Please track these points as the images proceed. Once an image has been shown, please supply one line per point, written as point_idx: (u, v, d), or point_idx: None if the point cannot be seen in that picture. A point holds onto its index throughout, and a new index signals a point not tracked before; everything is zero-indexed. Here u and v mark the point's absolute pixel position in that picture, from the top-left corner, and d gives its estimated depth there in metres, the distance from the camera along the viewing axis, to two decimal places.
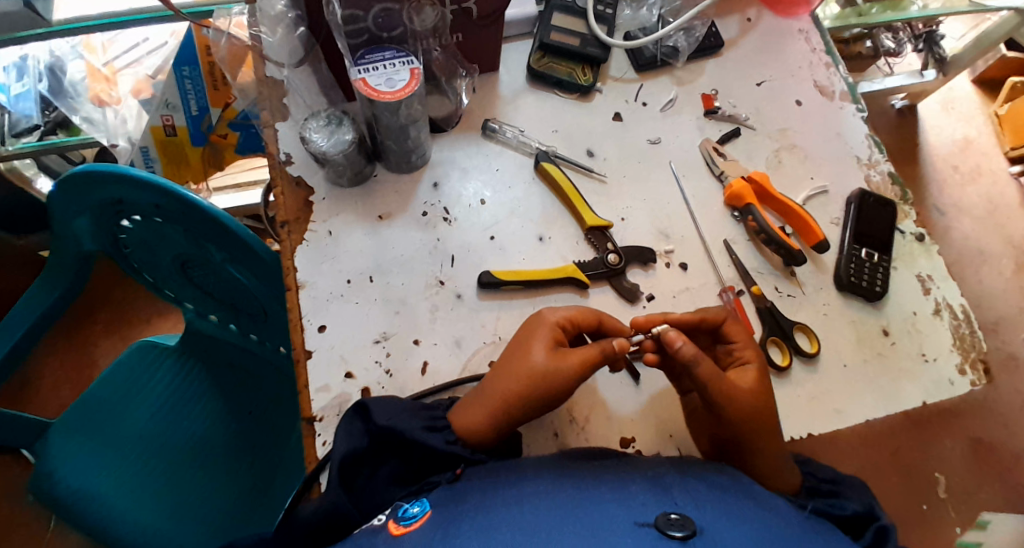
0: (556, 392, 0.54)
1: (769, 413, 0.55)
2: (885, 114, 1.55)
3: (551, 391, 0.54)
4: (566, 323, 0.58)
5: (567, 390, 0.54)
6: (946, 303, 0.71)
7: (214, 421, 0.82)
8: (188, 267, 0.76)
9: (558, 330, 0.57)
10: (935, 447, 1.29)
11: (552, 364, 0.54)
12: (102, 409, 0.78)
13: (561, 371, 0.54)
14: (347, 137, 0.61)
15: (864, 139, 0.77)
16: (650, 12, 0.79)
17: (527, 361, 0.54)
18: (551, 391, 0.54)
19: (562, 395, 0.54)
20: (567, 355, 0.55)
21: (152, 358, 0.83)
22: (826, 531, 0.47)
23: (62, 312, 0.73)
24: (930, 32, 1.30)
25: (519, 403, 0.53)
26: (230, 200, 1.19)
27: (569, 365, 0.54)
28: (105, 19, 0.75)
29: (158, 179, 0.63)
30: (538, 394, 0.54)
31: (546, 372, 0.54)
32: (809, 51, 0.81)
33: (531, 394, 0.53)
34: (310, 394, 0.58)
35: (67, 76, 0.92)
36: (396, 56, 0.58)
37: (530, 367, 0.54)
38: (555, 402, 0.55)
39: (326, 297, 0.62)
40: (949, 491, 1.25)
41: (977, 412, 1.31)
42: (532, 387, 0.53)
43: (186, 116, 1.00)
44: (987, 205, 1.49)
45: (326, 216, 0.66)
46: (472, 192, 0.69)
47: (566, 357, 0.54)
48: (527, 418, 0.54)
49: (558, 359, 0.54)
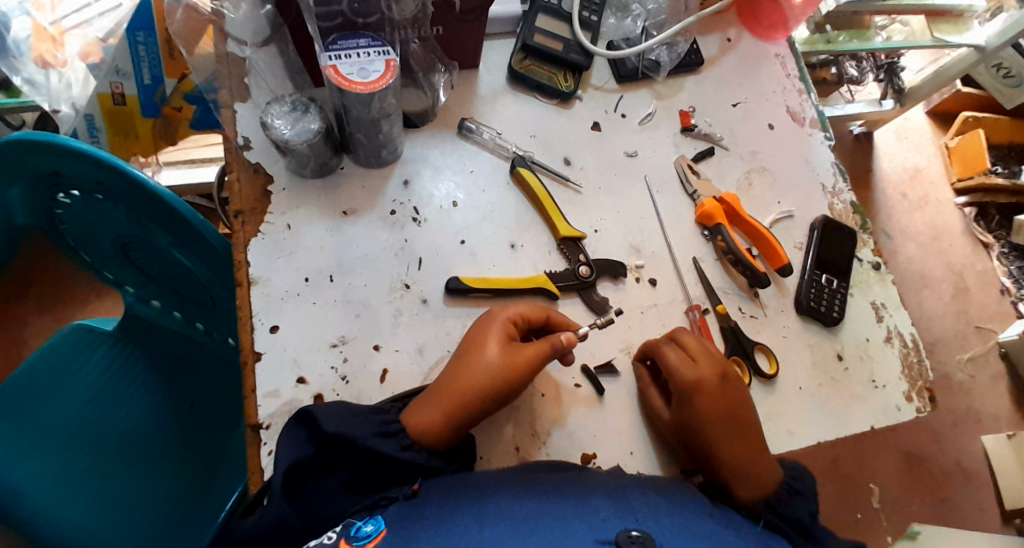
0: (515, 384, 0.54)
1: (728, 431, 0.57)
2: (844, 140, 1.60)
3: (508, 387, 0.53)
4: (518, 319, 0.57)
5: (522, 386, 0.54)
6: (897, 331, 0.72)
7: (155, 413, 0.77)
8: (130, 249, 0.71)
9: (512, 325, 0.57)
10: (872, 461, 1.34)
11: (510, 358, 0.54)
12: (27, 394, 0.71)
13: (518, 365, 0.54)
14: (313, 126, 0.58)
15: (830, 167, 0.78)
16: (635, 23, 0.78)
17: (486, 356, 0.54)
18: (510, 384, 0.53)
19: (520, 387, 0.55)
20: (522, 349, 0.55)
21: (87, 343, 0.77)
22: None
23: None
24: (891, 63, 1.35)
25: (479, 399, 0.53)
26: (181, 177, 1.13)
27: (524, 360, 0.54)
28: None
29: (101, 152, 0.59)
30: (494, 392, 0.53)
31: (504, 366, 0.53)
32: (783, 76, 0.81)
33: (491, 388, 0.53)
34: (257, 398, 0.55)
35: (11, 34, 0.88)
36: (371, 44, 0.54)
37: (490, 362, 0.53)
38: (507, 399, 0.55)
39: (281, 296, 0.59)
40: (881, 502, 1.30)
41: (912, 428, 1.37)
42: (491, 383, 0.53)
43: (137, 85, 0.92)
44: (932, 232, 1.56)
45: (285, 208, 0.62)
46: (444, 192, 0.66)
47: (522, 351, 0.55)
48: (486, 413, 0.54)
49: (513, 353, 0.54)
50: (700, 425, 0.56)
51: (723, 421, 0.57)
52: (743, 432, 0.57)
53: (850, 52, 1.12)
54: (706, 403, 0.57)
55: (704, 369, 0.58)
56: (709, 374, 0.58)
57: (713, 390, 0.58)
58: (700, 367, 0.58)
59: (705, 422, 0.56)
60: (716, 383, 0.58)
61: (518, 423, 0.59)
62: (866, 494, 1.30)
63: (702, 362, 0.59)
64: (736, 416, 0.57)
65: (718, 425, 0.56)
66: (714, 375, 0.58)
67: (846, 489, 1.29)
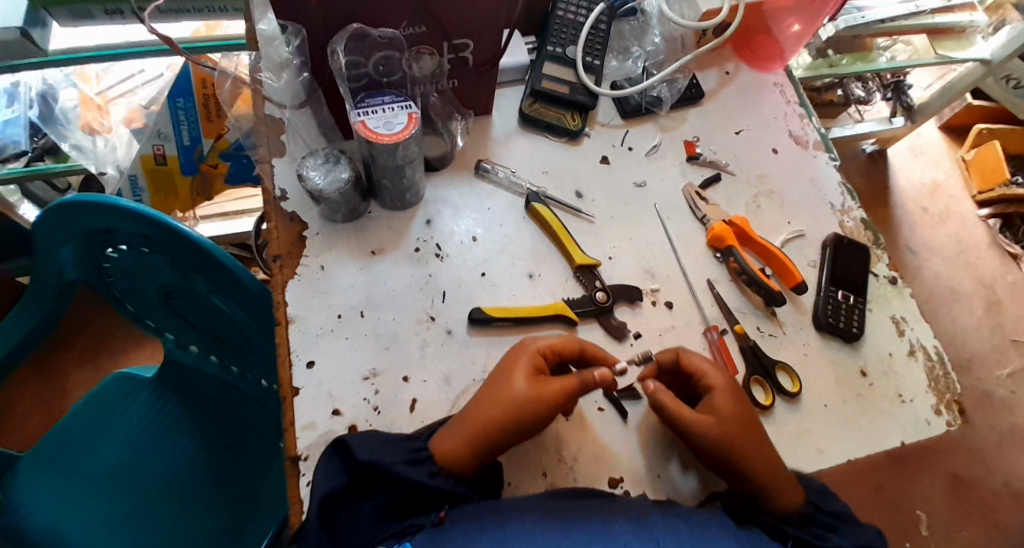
0: (537, 419, 0.55)
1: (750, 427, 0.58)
2: (857, 158, 1.62)
3: (532, 419, 0.55)
4: (547, 352, 0.59)
5: (547, 419, 0.55)
6: (920, 345, 0.73)
7: (192, 453, 0.81)
8: (172, 297, 0.76)
9: (540, 358, 0.59)
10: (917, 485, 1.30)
11: (536, 391, 0.55)
12: (72, 443, 0.77)
13: (544, 398, 0.55)
14: (343, 175, 0.63)
15: (837, 186, 0.81)
16: (635, 64, 0.83)
17: (513, 388, 0.55)
18: (532, 417, 0.54)
19: (543, 422, 0.55)
20: (550, 382, 0.56)
21: (128, 390, 0.82)
22: None
23: (43, 335, 0.74)
24: (898, 82, 1.38)
25: (500, 428, 0.54)
26: (217, 228, 1.20)
27: (550, 392, 0.55)
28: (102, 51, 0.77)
29: (145, 209, 0.64)
30: (516, 421, 0.54)
31: (530, 398, 0.55)
32: (783, 103, 0.85)
33: (514, 419, 0.54)
34: (295, 431, 0.58)
35: (59, 104, 0.93)
36: (395, 100, 0.60)
37: (517, 394, 0.55)
38: (534, 431, 0.56)
39: (316, 332, 0.62)
40: (930, 527, 1.27)
41: (954, 448, 1.34)
42: (516, 414, 0.54)
43: (178, 146, 1.01)
44: (956, 246, 1.55)
45: (318, 250, 0.66)
46: (464, 228, 0.70)
47: (550, 385, 0.56)
48: (506, 444, 0.55)
49: (541, 386, 0.56)
50: (731, 421, 0.58)
51: (744, 424, 0.58)
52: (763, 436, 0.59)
53: (856, 73, 1.16)
54: (726, 407, 0.58)
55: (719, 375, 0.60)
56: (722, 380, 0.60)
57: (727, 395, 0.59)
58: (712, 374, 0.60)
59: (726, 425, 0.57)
60: (733, 388, 0.60)
61: (545, 448, 0.61)
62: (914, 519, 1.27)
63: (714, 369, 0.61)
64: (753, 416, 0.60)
65: (740, 427, 0.57)
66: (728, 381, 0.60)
67: (891, 515, 1.26)
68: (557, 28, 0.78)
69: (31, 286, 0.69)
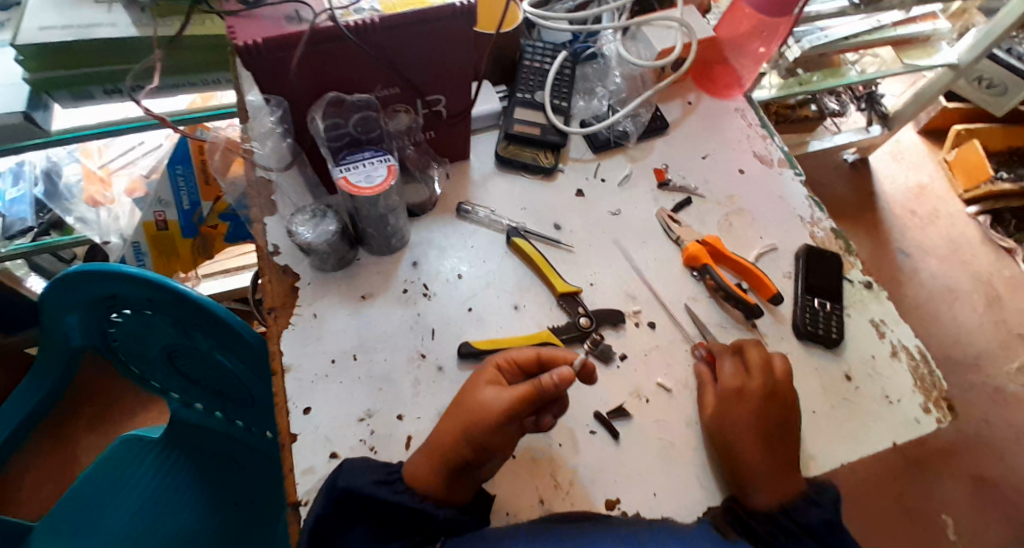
0: (488, 432, 0.54)
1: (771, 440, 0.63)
2: (839, 167, 1.66)
3: (487, 429, 0.54)
4: (504, 363, 0.60)
5: (502, 431, 0.55)
6: (901, 345, 0.75)
7: (199, 511, 0.82)
8: (176, 357, 0.79)
9: (496, 372, 0.59)
10: (940, 489, 1.29)
11: (485, 404, 0.55)
12: (86, 508, 0.80)
13: (491, 411, 0.55)
14: (331, 227, 0.67)
15: (805, 200, 0.84)
16: (601, 103, 0.88)
17: (466, 405, 0.56)
18: (483, 431, 0.54)
19: (498, 434, 0.55)
20: (502, 394, 0.56)
21: (137, 452, 0.85)
22: None
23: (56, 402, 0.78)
24: (870, 94, 1.44)
25: (453, 445, 0.55)
26: (221, 286, 1.24)
27: (498, 405, 0.55)
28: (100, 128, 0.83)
29: (148, 274, 0.69)
30: (468, 436, 0.55)
31: (478, 412, 0.55)
32: (745, 126, 0.89)
33: (466, 434, 0.55)
34: (295, 477, 0.60)
35: (63, 179, 0.98)
36: (374, 155, 0.64)
37: (468, 410, 0.56)
38: (493, 443, 0.55)
39: (311, 379, 0.65)
40: (958, 534, 1.25)
41: (972, 448, 1.34)
42: (468, 430, 0.55)
43: (178, 210, 1.07)
44: (950, 245, 1.58)
45: (311, 299, 0.70)
46: (449, 267, 0.74)
47: (500, 397, 0.55)
48: (466, 461, 0.55)
49: (492, 399, 0.56)
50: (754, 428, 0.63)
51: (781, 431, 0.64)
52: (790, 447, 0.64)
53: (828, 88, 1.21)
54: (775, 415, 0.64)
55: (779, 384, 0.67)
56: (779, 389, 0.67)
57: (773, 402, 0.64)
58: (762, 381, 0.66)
59: (749, 423, 0.63)
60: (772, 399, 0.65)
61: (540, 475, 0.62)
62: (940, 525, 1.26)
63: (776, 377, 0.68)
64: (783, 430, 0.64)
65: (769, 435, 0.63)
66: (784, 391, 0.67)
67: (917, 525, 1.24)
68: (525, 77, 0.84)
69: (40, 359, 0.73)
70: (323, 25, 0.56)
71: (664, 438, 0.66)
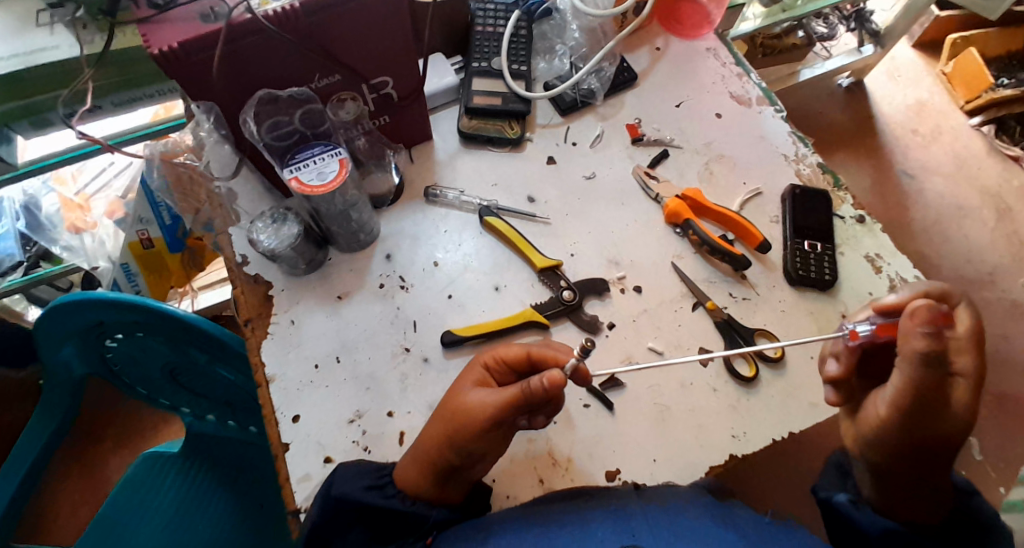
0: (473, 436, 0.53)
1: (912, 446, 0.52)
2: (834, 94, 1.59)
3: (473, 434, 0.52)
4: (492, 362, 0.58)
5: (489, 434, 0.53)
6: (900, 278, 0.72)
7: (225, 521, 0.81)
8: (178, 374, 0.78)
9: (485, 372, 0.58)
10: None
11: (471, 409, 0.53)
12: (116, 527, 0.80)
13: (477, 416, 0.53)
14: (294, 230, 0.66)
15: (787, 136, 0.81)
16: (562, 62, 0.84)
17: (453, 409, 0.55)
18: (468, 436, 0.53)
19: (485, 437, 0.53)
20: (488, 397, 0.53)
21: (160, 467, 0.85)
22: (795, 535, 0.50)
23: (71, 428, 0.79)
24: (859, 11, 1.39)
25: (439, 450, 0.53)
26: (219, 295, 1.24)
27: (484, 410, 0.53)
28: (71, 152, 0.74)
29: (127, 296, 0.68)
30: (453, 442, 0.53)
31: (464, 416, 0.53)
32: (719, 66, 0.85)
33: (451, 440, 0.53)
34: (292, 486, 0.60)
35: (43, 211, 0.94)
36: (324, 150, 0.61)
37: (454, 414, 0.54)
38: (479, 445, 0.53)
39: (296, 387, 0.64)
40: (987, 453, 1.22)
41: (995, 365, 1.30)
42: (452, 436, 0.53)
43: (160, 227, 1.04)
44: (955, 161, 1.53)
45: (286, 306, 0.68)
46: (424, 255, 0.72)
47: (487, 401, 0.53)
48: (452, 465, 0.54)
49: (477, 403, 0.53)
50: (888, 429, 0.53)
51: (949, 435, 0.51)
52: (949, 452, 0.52)
53: (813, 11, 1.15)
54: (941, 412, 0.50)
55: (970, 364, 0.52)
56: (953, 372, 0.52)
57: (934, 394, 0.50)
58: (974, 358, 0.52)
59: (884, 425, 0.53)
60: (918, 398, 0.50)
61: (536, 456, 0.61)
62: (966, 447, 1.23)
63: (965, 355, 0.52)
64: (927, 436, 0.51)
65: (910, 437, 0.52)
66: (963, 376, 0.51)
67: None
68: (479, 44, 0.81)
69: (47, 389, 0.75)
70: (240, 17, 0.53)
71: (660, 402, 0.64)
